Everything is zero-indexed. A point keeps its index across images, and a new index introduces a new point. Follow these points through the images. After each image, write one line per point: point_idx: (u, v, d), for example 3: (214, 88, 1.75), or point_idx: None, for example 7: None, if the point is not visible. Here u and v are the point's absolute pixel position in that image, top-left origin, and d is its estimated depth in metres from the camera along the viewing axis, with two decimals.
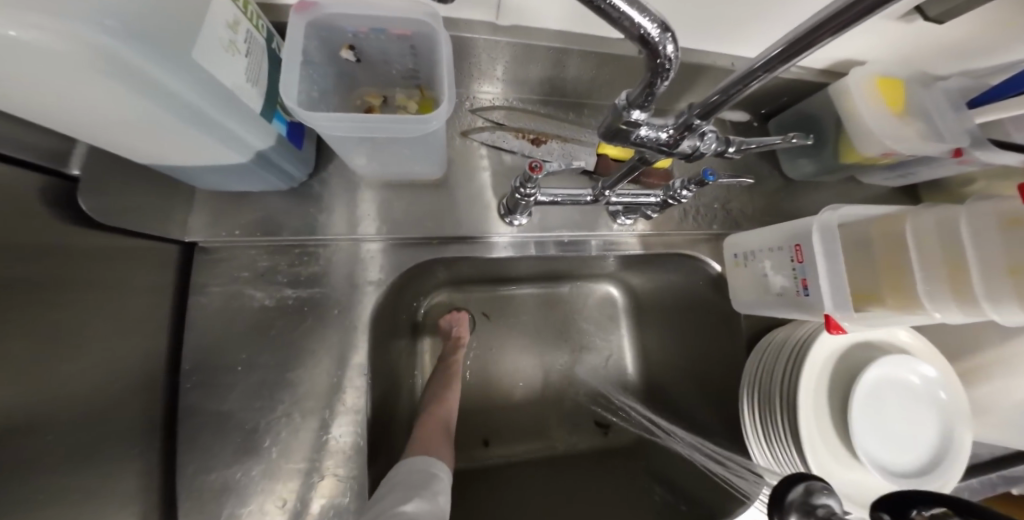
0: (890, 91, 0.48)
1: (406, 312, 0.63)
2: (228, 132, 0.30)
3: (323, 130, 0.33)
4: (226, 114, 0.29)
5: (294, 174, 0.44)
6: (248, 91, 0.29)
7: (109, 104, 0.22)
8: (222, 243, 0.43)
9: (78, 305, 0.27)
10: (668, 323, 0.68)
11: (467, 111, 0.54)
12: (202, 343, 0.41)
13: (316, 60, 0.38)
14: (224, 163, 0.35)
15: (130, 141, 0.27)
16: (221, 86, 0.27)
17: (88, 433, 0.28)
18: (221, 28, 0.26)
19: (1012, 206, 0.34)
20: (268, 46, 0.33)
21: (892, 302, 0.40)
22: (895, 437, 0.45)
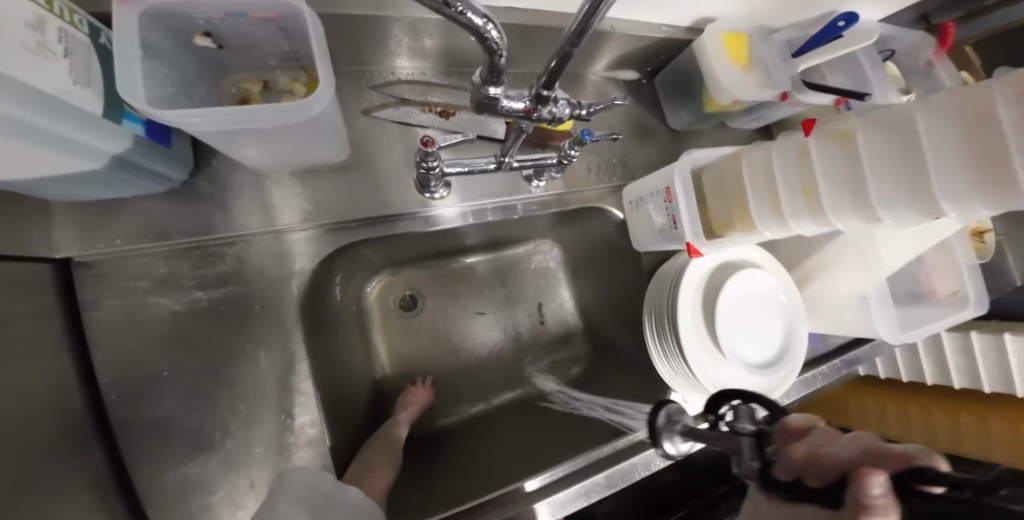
0: (734, 47, 0.56)
1: (346, 299, 0.65)
2: (69, 141, 0.29)
3: (189, 126, 0.33)
4: (58, 122, 0.27)
5: (170, 174, 0.41)
6: (78, 93, 0.28)
7: None
8: (103, 255, 0.40)
9: None
10: (594, 268, 0.77)
11: (367, 88, 0.53)
12: (115, 357, 0.40)
13: (163, 51, 0.35)
14: (74, 171, 0.32)
15: None
16: (43, 94, 0.25)
17: (21, 454, 0.28)
18: (24, 30, 0.24)
19: (799, 140, 0.44)
20: (93, 41, 0.31)
21: (739, 226, 0.52)
22: (754, 335, 0.58)
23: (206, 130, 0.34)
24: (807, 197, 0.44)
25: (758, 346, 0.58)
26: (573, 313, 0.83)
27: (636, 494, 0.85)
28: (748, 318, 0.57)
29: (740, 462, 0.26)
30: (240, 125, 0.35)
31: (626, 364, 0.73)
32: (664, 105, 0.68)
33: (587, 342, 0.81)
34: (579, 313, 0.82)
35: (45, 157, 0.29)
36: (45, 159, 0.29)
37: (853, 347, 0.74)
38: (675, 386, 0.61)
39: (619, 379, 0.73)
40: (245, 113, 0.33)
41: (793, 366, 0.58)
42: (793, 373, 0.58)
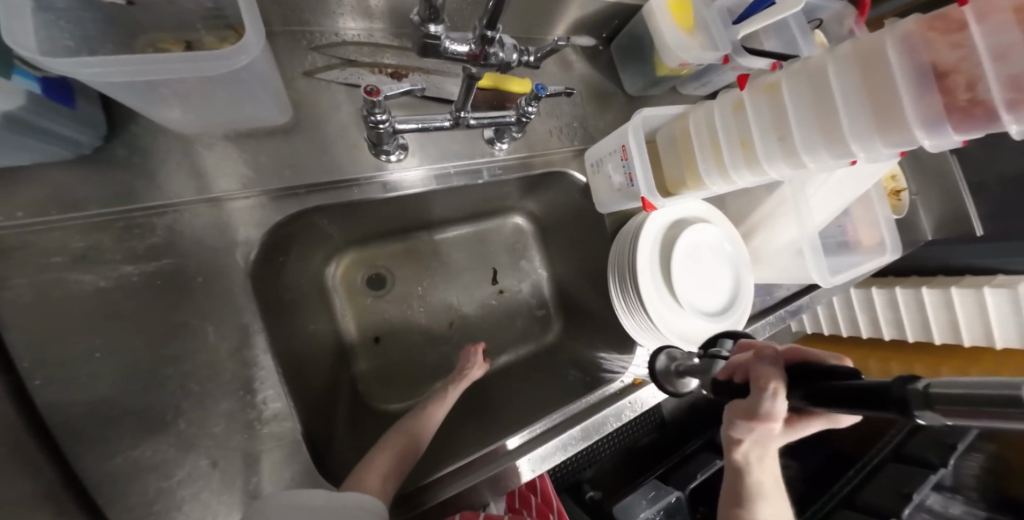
0: (678, 12, 0.58)
1: (307, 278, 0.62)
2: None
3: (91, 78, 0.30)
4: None
5: (79, 139, 0.37)
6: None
7: None
8: (3, 230, 0.36)
9: None
10: (560, 236, 0.79)
11: (309, 49, 0.50)
12: (33, 341, 0.36)
13: (58, 3, 0.32)
14: None
15: None
16: None
17: None
18: None
19: (735, 95, 0.49)
20: None
21: (690, 183, 0.56)
22: (707, 284, 0.62)
23: (119, 82, 0.31)
24: (744, 148, 0.49)
25: (710, 295, 0.62)
26: (543, 283, 0.84)
27: (613, 451, 0.89)
28: (699, 268, 0.62)
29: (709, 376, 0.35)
30: (147, 76, 0.32)
31: (596, 325, 0.76)
32: (618, 70, 0.70)
33: (560, 309, 0.84)
34: (549, 282, 0.84)
35: None
36: None
37: (798, 296, 0.81)
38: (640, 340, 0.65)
39: (589, 342, 0.76)
40: (177, 62, 0.31)
41: (743, 310, 0.64)
42: (742, 318, 0.63)
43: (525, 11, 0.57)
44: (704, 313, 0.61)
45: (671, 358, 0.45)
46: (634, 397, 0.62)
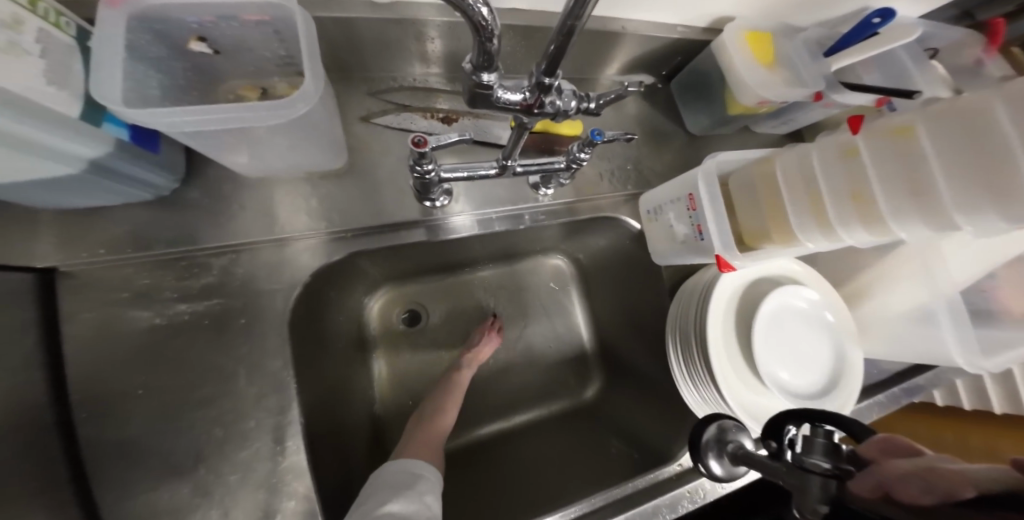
0: (756, 46, 0.52)
1: (344, 315, 0.62)
2: (28, 144, 0.27)
3: (174, 128, 0.31)
4: (27, 126, 0.26)
5: (154, 183, 0.40)
6: (51, 95, 0.26)
7: None
8: (87, 264, 0.39)
9: None
10: (608, 283, 0.71)
11: (368, 95, 0.52)
12: (87, 374, 0.37)
13: (155, 55, 0.35)
14: (47, 176, 0.31)
15: None
16: (13, 96, 0.23)
17: None
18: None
19: (846, 139, 0.41)
20: (80, 44, 0.30)
21: (778, 238, 0.47)
22: (800, 359, 0.50)
23: (192, 131, 0.33)
24: (858, 203, 0.39)
25: (805, 373, 0.50)
26: (585, 333, 0.77)
27: None
28: (788, 338, 0.50)
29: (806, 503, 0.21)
30: (235, 126, 0.33)
31: (647, 391, 0.65)
32: (679, 109, 0.64)
33: (603, 364, 0.75)
34: (591, 331, 0.76)
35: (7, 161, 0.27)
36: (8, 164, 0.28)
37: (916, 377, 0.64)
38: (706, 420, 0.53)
39: (638, 406, 0.66)
40: (241, 114, 0.32)
41: (849, 396, 0.50)
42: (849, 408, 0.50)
43: (581, 51, 0.55)
44: (796, 395, 0.49)
45: (722, 431, 0.33)
46: (696, 486, 0.50)
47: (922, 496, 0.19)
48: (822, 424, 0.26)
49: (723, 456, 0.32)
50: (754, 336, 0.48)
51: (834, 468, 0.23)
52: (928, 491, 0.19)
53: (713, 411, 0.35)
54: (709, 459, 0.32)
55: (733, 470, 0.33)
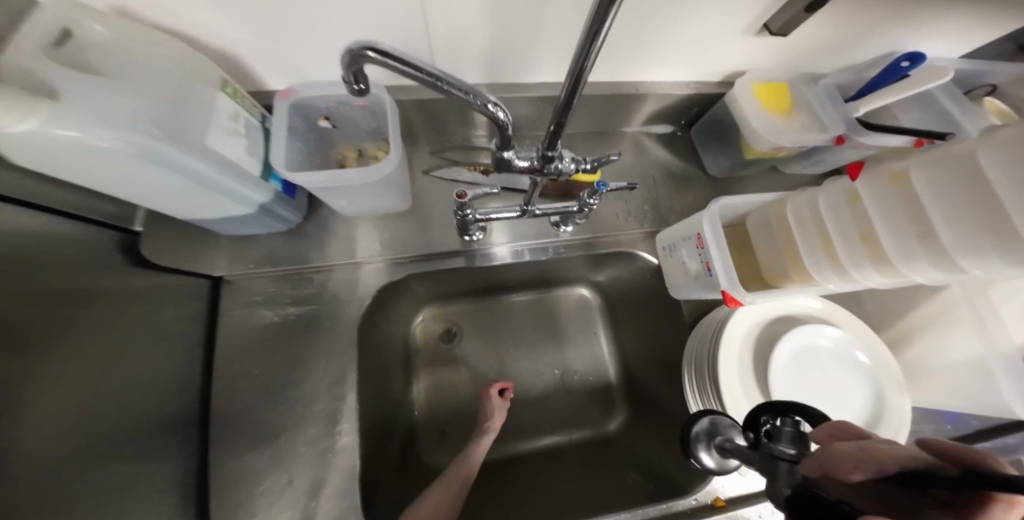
0: (769, 97, 0.56)
1: (395, 328, 0.73)
2: (233, 187, 0.42)
3: (309, 184, 0.47)
4: (234, 180, 0.41)
5: (291, 218, 0.56)
6: (248, 161, 0.42)
7: (154, 177, 0.36)
8: (241, 275, 0.56)
9: (106, 325, 0.41)
10: (634, 315, 0.75)
11: (428, 153, 0.66)
12: (226, 354, 0.52)
13: (301, 130, 0.53)
14: (239, 215, 0.47)
15: (175, 203, 0.41)
16: (228, 161, 0.39)
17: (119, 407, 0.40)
18: (225, 121, 0.39)
19: (848, 185, 0.43)
20: (262, 125, 0.47)
21: (796, 277, 0.48)
22: (826, 400, 0.49)
23: (320, 187, 0.48)
24: (866, 244, 0.41)
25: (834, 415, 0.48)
26: (611, 365, 0.81)
27: None
28: (812, 377, 0.49)
29: (775, 490, 0.24)
30: (338, 183, 0.48)
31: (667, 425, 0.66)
32: (699, 155, 0.69)
33: (628, 395, 0.77)
34: (616, 361, 0.80)
35: (221, 204, 0.43)
36: (222, 206, 0.44)
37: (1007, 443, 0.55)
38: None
39: (660, 442, 0.66)
40: (347, 175, 0.47)
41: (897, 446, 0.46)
42: None
43: (600, 111, 0.64)
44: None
45: (713, 426, 0.38)
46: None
47: (855, 472, 0.21)
48: (788, 417, 0.30)
49: (713, 449, 0.36)
50: (772, 372, 0.49)
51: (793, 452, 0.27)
52: (861, 467, 0.21)
53: (706, 410, 0.40)
54: (698, 451, 0.36)
55: (726, 463, 0.36)
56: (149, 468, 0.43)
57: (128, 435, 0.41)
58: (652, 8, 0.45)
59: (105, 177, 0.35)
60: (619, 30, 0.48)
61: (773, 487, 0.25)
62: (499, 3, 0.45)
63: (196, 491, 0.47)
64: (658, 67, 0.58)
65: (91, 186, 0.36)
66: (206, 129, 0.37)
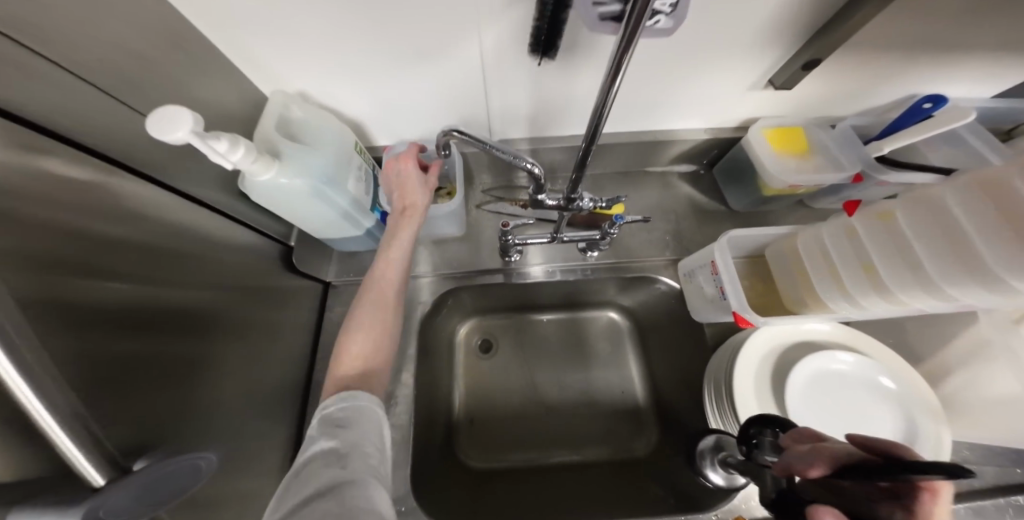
0: (785, 142, 0.62)
1: (444, 333, 0.87)
2: (356, 217, 0.59)
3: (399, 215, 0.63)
4: (353, 210, 0.58)
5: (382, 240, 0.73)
6: (365, 200, 0.59)
7: (311, 208, 0.53)
8: (344, 281, 0.74)
9: (263, 307, 0.58)
10: (662, 343, 0.84)
11: (479, 191, 0.81)
12: (326, 340, 0.70)
13: None
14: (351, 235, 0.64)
15: (317, 227, 0.59)
16: (353, 197, 0.56)
17: (261, 368, 0.56)
18: (357, 170, 0.56)
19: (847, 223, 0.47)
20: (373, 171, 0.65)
21: (812, 304, 0.52)
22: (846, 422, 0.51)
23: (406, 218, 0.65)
24: (868, 274, 0.44)
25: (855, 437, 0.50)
26: (640, 387, 0.88)
27: None
28: (830, 400, 0.52)
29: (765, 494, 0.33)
30: None
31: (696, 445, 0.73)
32: (722, 191, 0.75)
33: (656, 418, 0.84)
34: (646, 389, 0.87)
35: (343, 227, 0.60)
36: (344, 229, 0.61)
37: None
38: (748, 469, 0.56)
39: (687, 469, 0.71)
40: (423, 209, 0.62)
41: None
42: None
43: (625, 156, 0.75)
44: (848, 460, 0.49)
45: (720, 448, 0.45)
46: None
47: (812, 470, 0.26)
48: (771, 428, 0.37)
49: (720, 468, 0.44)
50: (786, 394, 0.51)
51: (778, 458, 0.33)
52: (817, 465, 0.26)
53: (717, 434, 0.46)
54: (710, 472, 0.44)
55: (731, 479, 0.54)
56: (270, 419, 0.58)
57: (268, 392, 0.58)
58: (663, 76, 0.57)
59: (284, 210, 0.53)
60: (633, 93, 0.60)
61: (766, 488, 0.33)
62: (538, 82, 0.60)
63: (293, 444, 0.63)
64: (677, 117, 0.67)
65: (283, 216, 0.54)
66: (346, 175, 0.54)
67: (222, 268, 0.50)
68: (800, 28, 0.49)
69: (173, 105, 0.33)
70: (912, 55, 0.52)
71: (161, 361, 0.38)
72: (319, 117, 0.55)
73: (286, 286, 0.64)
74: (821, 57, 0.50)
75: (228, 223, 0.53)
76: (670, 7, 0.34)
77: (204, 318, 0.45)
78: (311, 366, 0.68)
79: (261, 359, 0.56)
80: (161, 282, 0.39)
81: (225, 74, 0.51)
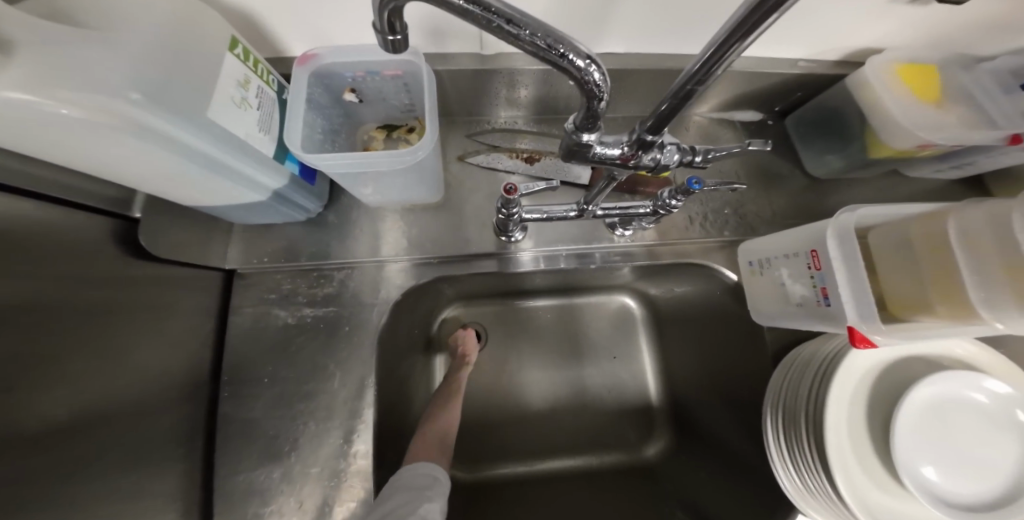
0: (916, 79, 0.43)
1: (418, 327, 0.66)
2: (241, 169, 0.34)
3: (330, 170, 0.39)
4: (239, 160, 0.34)
5: (308, 207, 0.49)
6: (259, 138, 0.34)
7: (145, 160, 0.28)
8: (253, 269, 0.50)
9: (110, 325, 0.34)
10: (686, 338, 0.69)
11: (464, 136, 0.57)
12: (237, 357, 0.47)
13: (322, 103, 0.45)
14: (246, 201, 0.40)
15: (173, 190, 0.33)
16: (235, 137, 0.32)
17: (124, 426, 0.34)
18: (232, 88, 0.32)
19: None
20: (278, 96, 0.39)
21: (944, 311, 0.36)
22: (951, 458, 0.39)
23: (341, 173, 0.41)
24: None
25: (956, 479, 0.38)
26: (654, 387, 0.74)
27: None
28: (949, 431, 0.39)
29: None
30: (365, 170, 0.41)
31: (721, 456, 0.61)
32: (799, 148, 0.56)
33: (670, 421, 0.72)
34: (660, 387, 0.74)
35: (226, 189, 0.36)
36: (227, 191, 0.37)
37: None
38: (809, 506, 0.44)
39: (714, 481, 0.61)
40: (374, 158, 0.38)
41: None
42: None
43: None
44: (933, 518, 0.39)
45: None
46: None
47: None
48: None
49: None
50: (901, 409, 0.38)
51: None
52: None
53: None
54: None
55: None
56: (148, 490, 0.37)
57: (141, 457, 0.36)
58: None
59: (81, 162, 0.27)
60: None
61: None
62: None
63: (199, 508, 0.43)
64: (762, 40, 0.45)
65: (86, 170, 0.28)
66: (209, 96, 0.29)
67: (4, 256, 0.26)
68: None
69: None
70: None
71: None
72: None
73: (148, 278, 0.39)
74: None
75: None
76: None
77: None
78: (216, 391, 0.46)
79: (113, 411, 0.33)
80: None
81: None
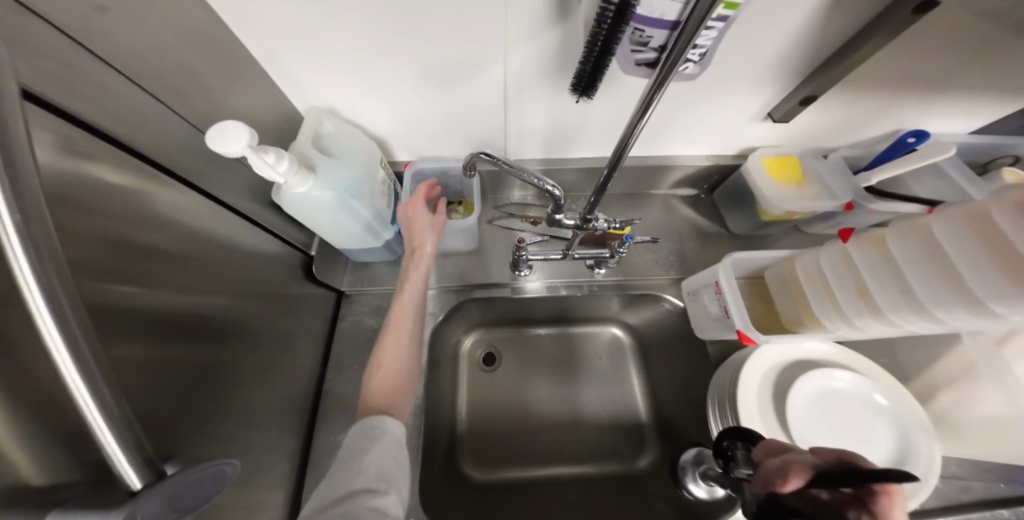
0: (784, 172, 0.67)
1: (451, 344, 0.88)
2: (377, 229, 0.62)
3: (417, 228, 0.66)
4: (377, 222, 0.61)
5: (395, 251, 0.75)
6: (386, 213, 0.62)
7: (340, 221, 0.55)
8: (352, 291, 0.75)
9: (281, 321, 0.59)
10: (663, 359, 0.86)
11: (492, 207, 0.84)
12: (336, 349, 0.70)
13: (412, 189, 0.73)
14: (369, 247, 0.67)
15: (341, 237, 0.61)
16: (378, 212, 0.59)
17: (277, 377, 0.57)
18: (381, 186, 0.59)
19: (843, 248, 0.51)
20: (393, 185, 0.67)
21: (810, 320, 0.55)
22: (835, 432, 0.54)
23: None
24: (863, 298, 0.49)
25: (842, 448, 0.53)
26: (642, 404, 0.89)
27: None
28: (828, 412, 0.55)
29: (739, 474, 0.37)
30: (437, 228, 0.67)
31: None
32: (725, 214, 0.79)
33: (658, 436, 0.85)
34: (648, 405, 0.88)
35: (364, 238, 0.63)
36: (364, 240, 0.64)
37: None
38: None
39: None
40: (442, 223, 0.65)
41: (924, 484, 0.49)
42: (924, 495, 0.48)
43: (631, 180, 0.79)
44: None
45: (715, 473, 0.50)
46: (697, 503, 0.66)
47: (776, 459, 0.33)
48: (743, 442, 0.39)
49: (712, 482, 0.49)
50: (790, 397, 0.55)
51: (751, 472, 0.36)
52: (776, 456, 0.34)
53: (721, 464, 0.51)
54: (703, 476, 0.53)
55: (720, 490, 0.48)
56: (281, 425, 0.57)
57: (280, 405, 0.57)
58: (684, 105, 0.60)
59: (313, 222, 0.55)
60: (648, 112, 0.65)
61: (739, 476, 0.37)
62: (558, 107, 0.63)
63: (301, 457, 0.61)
64: (679, 145, 0.71)
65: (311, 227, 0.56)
66: (373, 192, 0.57)
67: (244, 281, 0.51)
68: (792, 71, 0.54)
69: (233, 122, 0.36)
70: (891, 93, 0.57)
71: (157, 379, 0.36)
72: (349, 131, 0.57)
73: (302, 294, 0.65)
74: (815, 94, 0.55)
75: (253, 232, 0.54)
76: (699, 56, 0.42)
77: (220, 327, 0.46)
78: (321, 374, 0.68)
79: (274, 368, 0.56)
80: (168, 286, 0.39)
81: (259, 88, 0.53)
